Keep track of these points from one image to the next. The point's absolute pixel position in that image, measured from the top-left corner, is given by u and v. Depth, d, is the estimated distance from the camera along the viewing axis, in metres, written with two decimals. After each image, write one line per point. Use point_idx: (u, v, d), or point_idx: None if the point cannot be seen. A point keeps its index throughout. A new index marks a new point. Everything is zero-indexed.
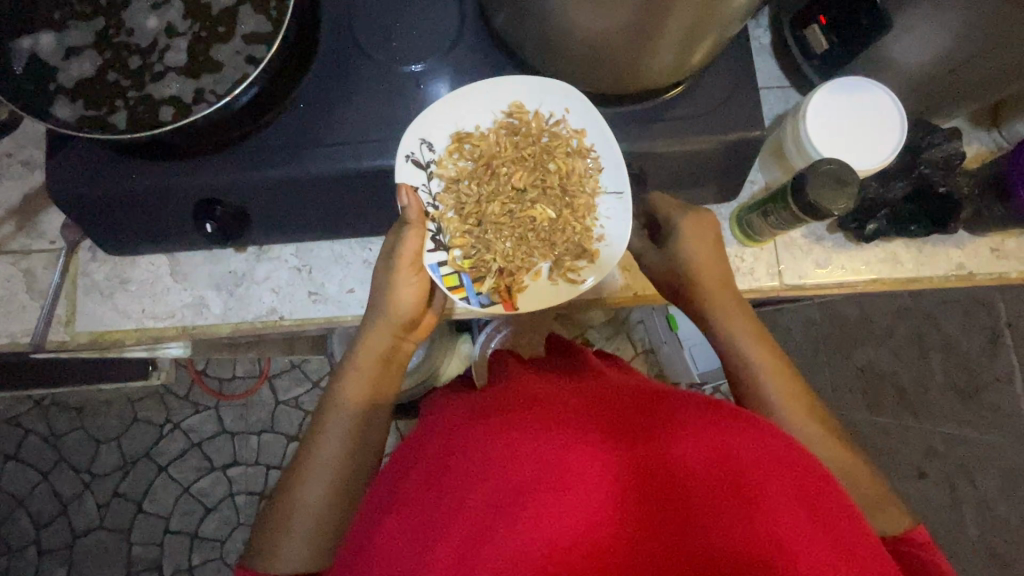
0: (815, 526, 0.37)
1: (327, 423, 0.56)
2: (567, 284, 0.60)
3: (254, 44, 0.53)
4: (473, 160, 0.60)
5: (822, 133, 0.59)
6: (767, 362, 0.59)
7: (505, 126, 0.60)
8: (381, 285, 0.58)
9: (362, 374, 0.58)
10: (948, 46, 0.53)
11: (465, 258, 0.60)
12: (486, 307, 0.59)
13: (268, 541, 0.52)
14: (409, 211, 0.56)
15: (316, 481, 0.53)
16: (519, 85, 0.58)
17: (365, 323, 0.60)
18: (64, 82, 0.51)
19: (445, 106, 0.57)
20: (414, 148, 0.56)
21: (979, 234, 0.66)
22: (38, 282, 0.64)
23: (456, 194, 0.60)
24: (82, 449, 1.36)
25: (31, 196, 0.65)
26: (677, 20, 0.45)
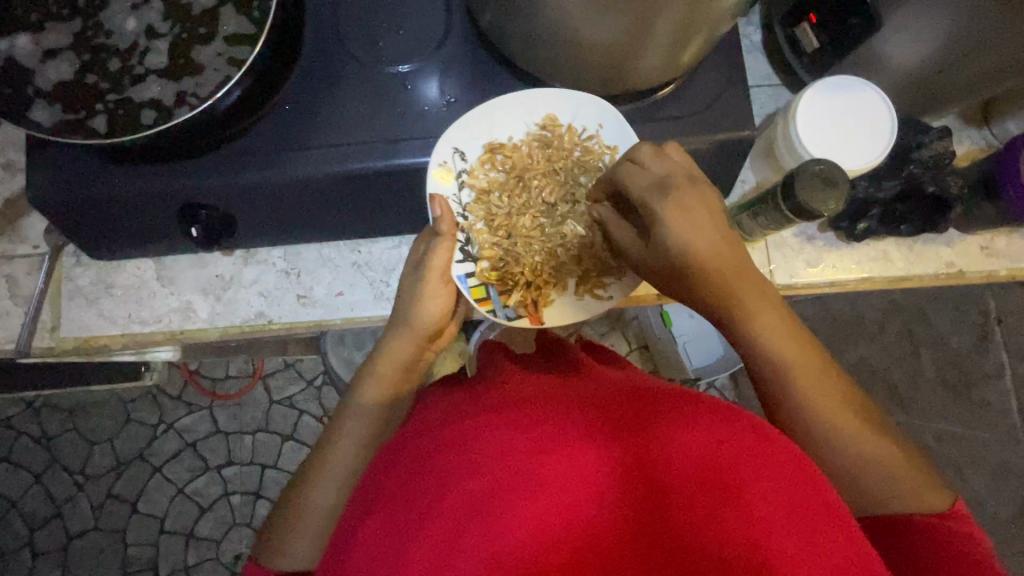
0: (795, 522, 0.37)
1: (344, 425, 0.55)
2: (592, 300, 0.60)
3: (237, 46, 0.52)
4: (504, 171, 0.61)
5: (812, 132, 0.58)
6: (791, 355, 0.49)
7: (539, 138, 0.60)
8: (409, 292, 0.58)
9: (384, 379, 0.57)
10: (938, 45, 0.52)
11: (493, 270, 0.60)
12: (512, 321, 0.59)
13: (278, 538, 0.51)
14: (441, 223, 0.56)
15: (328, 483, 0.53)
16: (554, 99, 0.59)
17: (390, 328, 0.58)
18: (42, 85, 0.50)
19: (479, 117, 0.58)
20: (447, 157, 0.57)
21: (970, 232, 0.66)
22: (22, 288, 0.63)
23: (485, 205, 0.61)
24: (75, 451, 1.35)
25: (12, 201, 0.64)
26: (666, 21, 0.45)
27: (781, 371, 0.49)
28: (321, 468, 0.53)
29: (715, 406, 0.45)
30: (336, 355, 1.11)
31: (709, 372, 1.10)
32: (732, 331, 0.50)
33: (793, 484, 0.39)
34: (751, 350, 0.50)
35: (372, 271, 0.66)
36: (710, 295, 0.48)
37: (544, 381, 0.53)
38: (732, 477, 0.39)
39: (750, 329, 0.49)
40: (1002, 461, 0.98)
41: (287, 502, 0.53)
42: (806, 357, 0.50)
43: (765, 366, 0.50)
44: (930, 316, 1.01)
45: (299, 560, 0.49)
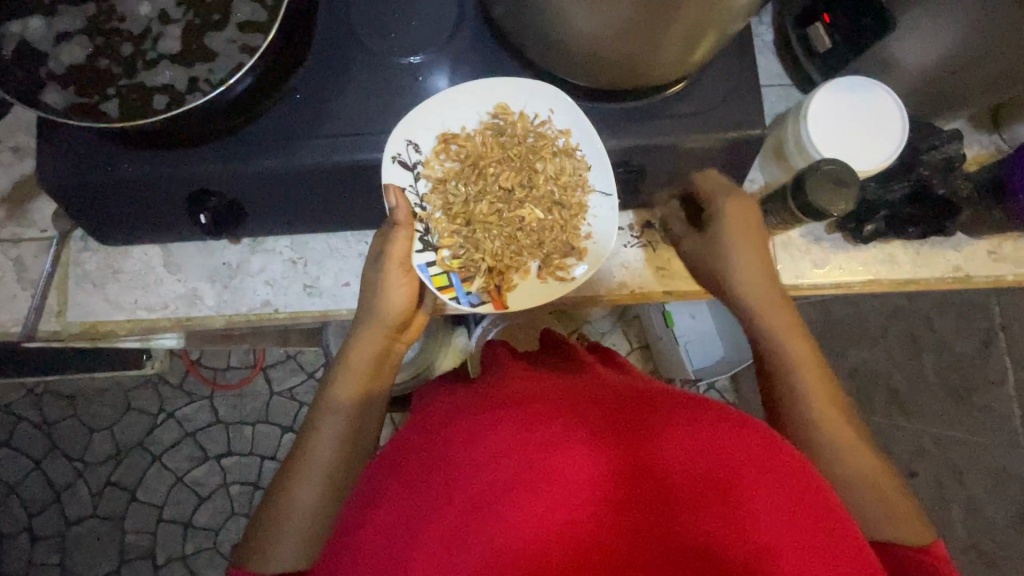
0: (799, 527, 0.37)
1: (319, 425, 0.54)
2: (557, 283, 0.59)
3: (250, 33, 0.52)
4: (459, 161, 0.60)
5: (824, 133, 0.58)
6: (800, 352, 0.56)
7: (492, 127, 0.59)
8: (372, 284, 0.57)
9: (355, 376, 0.56)
10: (952, 47, 0.52)
11: (454, 259, 0.59)
12: (477, 306, 0.59)
13: (262, 538, 0.51)
14: (397, 212, 0.55)
15: (309, 484, 0.52)
16: (502, 86, 0.58)
17: (357, 323, 0.57)
18: (55, 68, 0.50)
19: (431, 106, 0.57)
20: (399, 149, 0.56)
21: (977, 237, 0.66)
22: (29, 271, 0.63)
23: (442, 194, 0.59)
24: (75, 437, 1.36)
25: (21, 183, 0.64)
26: (681, 17, 0.45)
27: (784, 364, 0.56)
28: (301, 469, 0.53)
29: (713, 408, 0.46)
30: (338, 348, 1.10)
31: (710, 373, 1.11)
32: (751, 325, 0.58)
33: (793, 490, 0.39)
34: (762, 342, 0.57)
35: None
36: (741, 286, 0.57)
37: (538, 380, 0.53)
38: (730, 476, 0.39)
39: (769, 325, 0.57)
40: None
41: (272, 502, 0.52)
42: (813, 359, 0.56)
43: (775, 357, 0.57)
44: (934, 321, 1.01)
45: (286, 559, 0.50)
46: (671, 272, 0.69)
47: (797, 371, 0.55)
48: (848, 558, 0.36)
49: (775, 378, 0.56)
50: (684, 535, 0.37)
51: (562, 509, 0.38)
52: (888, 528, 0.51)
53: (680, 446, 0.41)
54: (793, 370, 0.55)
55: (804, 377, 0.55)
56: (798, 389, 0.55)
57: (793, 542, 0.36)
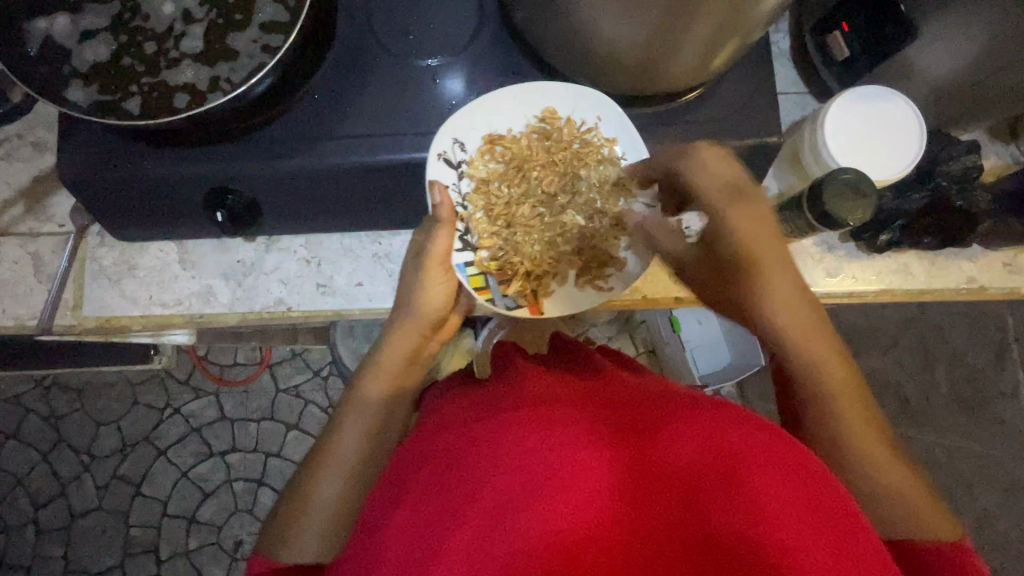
0: (819, 528, 0.37)
1: (346, 419, 0.53)
2: (594, 292, 0.61)
3: (272, 33, 0.52)
4: (503, 162, 0.61)
5: (841, 142, 0.58)
6: (835, 370, 0.49)
7: (537, 130, 0.60)
8: (412, 282, 0.57)
9: (388, 372, 0.55)
10: (973, 57, 0.52)
11: (492, 259, 0.60)
12: (512, 309, 0.60)
13: (285, 532, 0.49)
14: (440, 209, 0.56)
15: (332, 478, 0.51)
16: (553, 91, 0.59)
17: (394, 319, 0.57)
18: (79, 65, 0.51)
19: (479, 108, 0.58)
20: (447, 147, 0.57)
21: (993, 248, 0.66)
22: (46, 266, 0.64)
23: (485, 196, 0.60)
24: (83, 431, 1.37)
25: (40, 178, 0.65)
26: (702, 24, 0.45)
27: (822, 390, 0.49)
28: (325, 462, 0.52)
29: (723, 407, 0.46)
30: (345, 347, 1.11)
31: (717, 380, 1.10)
32: (783, 341, 0.49)
33: (812, 491, 0.39)
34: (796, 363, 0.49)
35: (391, 262, 0.67)
36: (771, 303, 0.48)
37: (549, 381, 0.53)
38: (743, 478, 0.39)
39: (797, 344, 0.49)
40: None
41: (292, 494, 0.52)
42: (848, 379, 0.49)
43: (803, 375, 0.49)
44: (945, 332, 1.01)
45: (311, 553, 0.48)
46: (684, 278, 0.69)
47: (832, 396, 0.48)
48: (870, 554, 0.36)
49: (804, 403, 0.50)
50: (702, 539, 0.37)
51: (581, 508, 0.38)
52: (908, 522, 0.47)
53: (693, 447, 0.41)
54: (830, 399, 0.48)
55: (837, 400, 0.48)
56: (833, 416, 0.48)
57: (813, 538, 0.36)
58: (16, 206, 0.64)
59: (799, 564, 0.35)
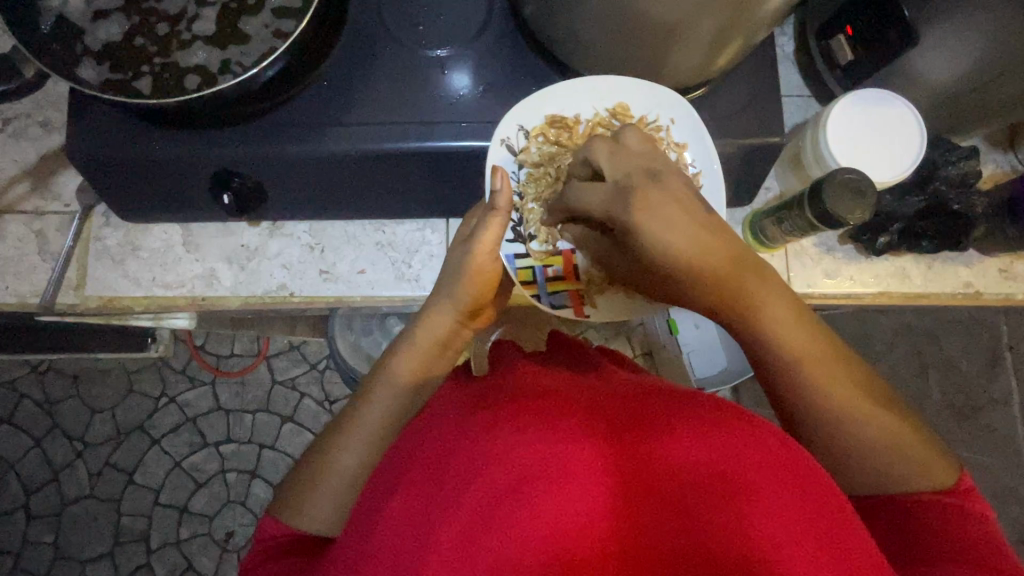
0: (812, 530, 0.37)
1: (374, 394, 0.54)
2: (644, 300, 0.59)
3: (284, 19, 0.53)
4: (557, 144, 0.60)
5: (845, 145, 0.59)
6: (797, 340, 0.47)
7: (605, 123, 0.59)
8: (456, 267, 0.57)
9: (419, 354, 0.56)
10: (972, 63, 0.53)
11: (545, 254, 0.61)
12: (556, 308, 0.61)
13: (298, 495, 0.50)
14: (499, 197, 0.54)
15: (353, 451, 0.52)
16: (628, 87, 0.58)
17: (432, 300, 0.58)
18: (92, 45, 0.51)
19: (547, 97, 0.58)
20: (510, 134, 0.57)
21: (989, 254, 0.67)
22: (50, 244, 0.64)
23: (538, 183, 0.60)
24: (78, 416, 1.36)
25: (47, 158, 0.65)
26: (709, 23, 0.46)
27: (788, 362, 0.47)
28: (348, 433, 0.52)
29: (723, 405, 0.46)
30: (343, 340, 1.10)
31: (713, 382, 1.11)
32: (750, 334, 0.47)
33: (807, 493, 0.39)
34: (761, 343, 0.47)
35: (395, 251, 0.67)
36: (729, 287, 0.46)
37: (546, 375, 0.53)
38: (740, 479, 0.39)
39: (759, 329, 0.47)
40: (1003, 487, 0.98)
41: (310, 462, 0.53)
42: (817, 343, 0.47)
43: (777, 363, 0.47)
44: (940, 340, 1.02)
45: (318, 521, 0.49)
46: None
47: (800, 368, 0.47)
48: (858, 558, 0.37)
49: (773, 376, 0.48)
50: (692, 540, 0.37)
51: (577, 506, 0.38)
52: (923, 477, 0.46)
53: (691, 445, 0.41)
54: (794, 365, 0.47)
55: (807, 367, 0.47)
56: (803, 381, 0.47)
57: (804, 539, 0.37)
58: (22, 185, 0.65)
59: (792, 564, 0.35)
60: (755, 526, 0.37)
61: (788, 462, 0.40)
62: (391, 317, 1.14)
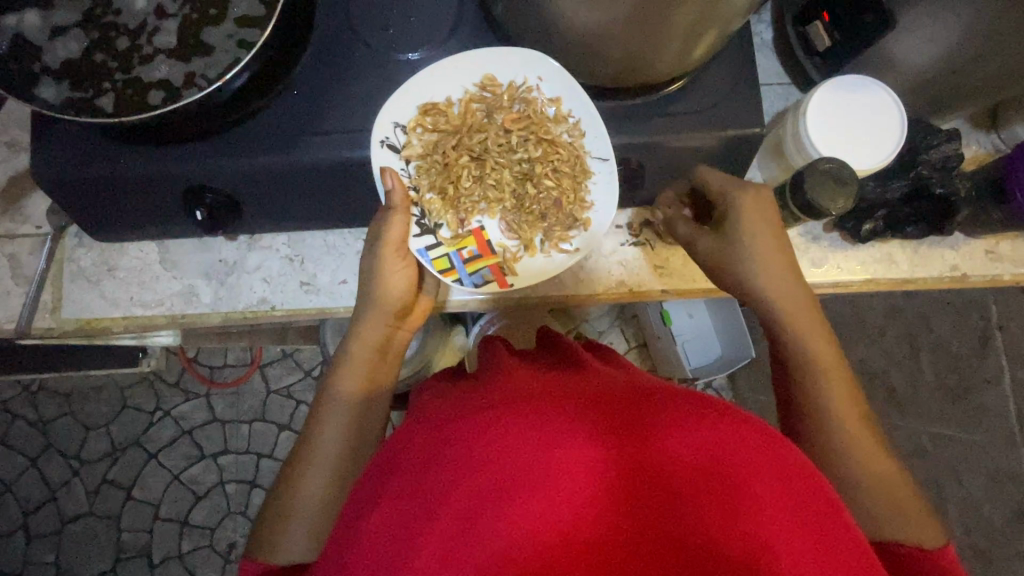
0: (800, 527, 0.37)
1: (324, 418, 0.54)
2: (559, 254, 0.61)
3: (248, 28, 0.51)
4: (438, 132, 0.59)
5: (823, 133, 0.58)
6: (830, 363, 0.55)
7: (479, 99, 0.59)
8: (369, 272, 0.56)
9: (355, 367, 0.56)
10: (954, 44, 0.52)
11: (453, 237, 0.60)
12: (481, 288, 0.60)
13: (270, 529, 0.51)
14: (393, 195, 0.54)
15: (317, 477, 0.52)
16: (490, 57, 0.57)
17: (358, 311, 0.57)
18: (50, 63, 0.50)
19: (417, 85, 0.57)
20: (388, 133, 0.56)
21: (974, 236, 0.66)
22: (23, 268, 0.63)
23: (429, 173, 0.59)
24: (71, 435, 1.35)
25: (15, 180, 0.64)
26: (682, 16, 0.45)
27: (812, 375, 0.55)
28: (308, 461, 0.52)
29: (710, 401, 0.45)
30: (335, 347, 1.10)
31: (708, 372, 1.11)
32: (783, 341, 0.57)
33: (793, 488, 0.39)
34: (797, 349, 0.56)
35: None
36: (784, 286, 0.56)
37: (525, 374, 0.53)
38: (731, 478, 0.38)
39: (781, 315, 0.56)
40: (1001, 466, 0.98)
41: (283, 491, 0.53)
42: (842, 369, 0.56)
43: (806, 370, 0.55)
44: (931, 321, 1.02)
45: (292, 551, 0.50)
46: (669, 271, 0.68)
47: (827, 382, 0.55)
48: (846, 556, 0.37)
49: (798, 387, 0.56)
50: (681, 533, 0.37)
51: (564, 506, 0.38)
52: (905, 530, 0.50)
53: (680, 441, 0.40)
54: (824, 380, 0.55)
55: (833, 386, 0.55)
56: (821, 393, 0.55)
57: (793, 532, 0.37)
58: None
59: (780, 564, 0.35)
60: (743, 520, 0.37)
61: (775, 455, 0.41)
62: None
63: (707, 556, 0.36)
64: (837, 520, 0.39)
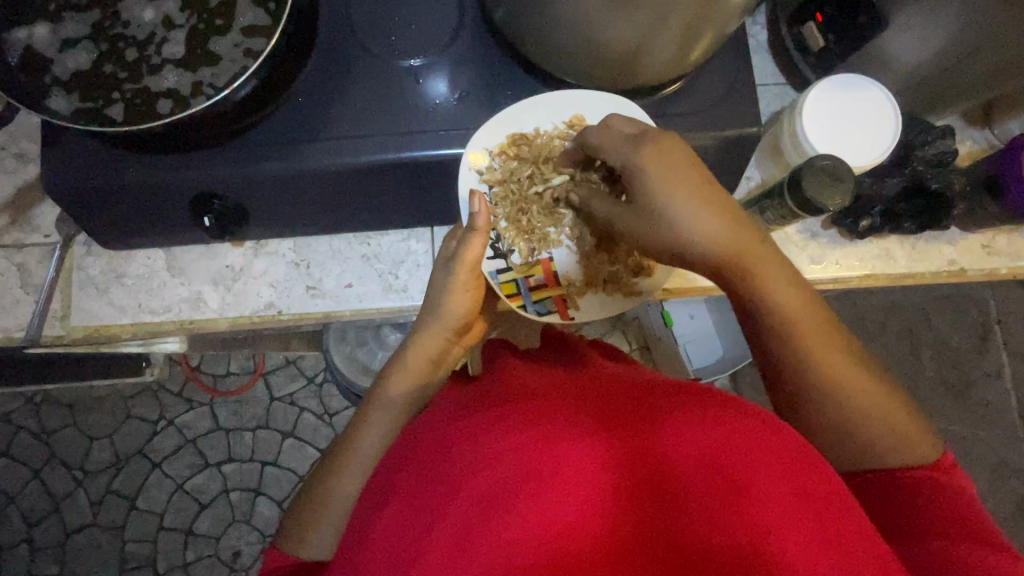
0: (805, 520, 0.37)
1: (369, 420, 0.54)
2: (621, 299, 0.60)
3: (253, 37, 0.52)
4: (520, 160, 0.59)
5: (820, 132, 0.59)
6: (833, 359, 0.47)
7: (565, 136, 0.59)
8: (439, 290, 0.56)
9: (411, 376, 0.56)
10: (945, 41, 0.53)
11: (522, 264, 0.60)
12: (543, 316, 0.59)
13: (299, 525, 0.52)
14: (478, 218, 0.54)
15: (352, 477, 0.53)
16: (586, 101, 0.59)
17: (419, 322, 0.57)
18: (60, 74, 0.51)
19: (507, 116, 0.58)
20: (479, 156, 0.57)
21: (971, 231, 0.67)
22: (32, 276, 0.63)
23: (505, 202, 0.60)
24: (76, 445, 1.35)
25: (24, 190, 0.64)
26: (679, 18, 0.46)
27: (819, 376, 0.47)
28: (345, 460, 0.53)
29: (714, 398, 0.45)
30: (338, 352, 1.11)
31: (711, 371, 1.11)
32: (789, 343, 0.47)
33: (797, 480, 0.39)
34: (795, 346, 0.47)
35: (381, 262, 0.67)
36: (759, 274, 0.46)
37: (543, 375, 0.53)
38: (735, 473, 0.38)
39: (785, 320, 0.47)
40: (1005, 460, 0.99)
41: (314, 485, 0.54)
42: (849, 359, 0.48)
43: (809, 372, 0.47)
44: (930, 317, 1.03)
45: (321, 549, 0.51)
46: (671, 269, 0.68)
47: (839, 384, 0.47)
48: (853, 547, 0.37)
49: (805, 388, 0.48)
50: (689, 533, 0.37)
51: (572, 503, 0.38)
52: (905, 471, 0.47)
53: (681, 438, 0.40)
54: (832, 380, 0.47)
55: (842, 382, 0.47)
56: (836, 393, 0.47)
57: (805, 537, 0.36)
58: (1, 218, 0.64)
59: (785, 556, 0.35)
60: (755, 522, 0.36)
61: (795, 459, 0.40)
62: (387, 326, 1.14)
63: (715, 556, 0.35)
64: (855, 531, 0.38)
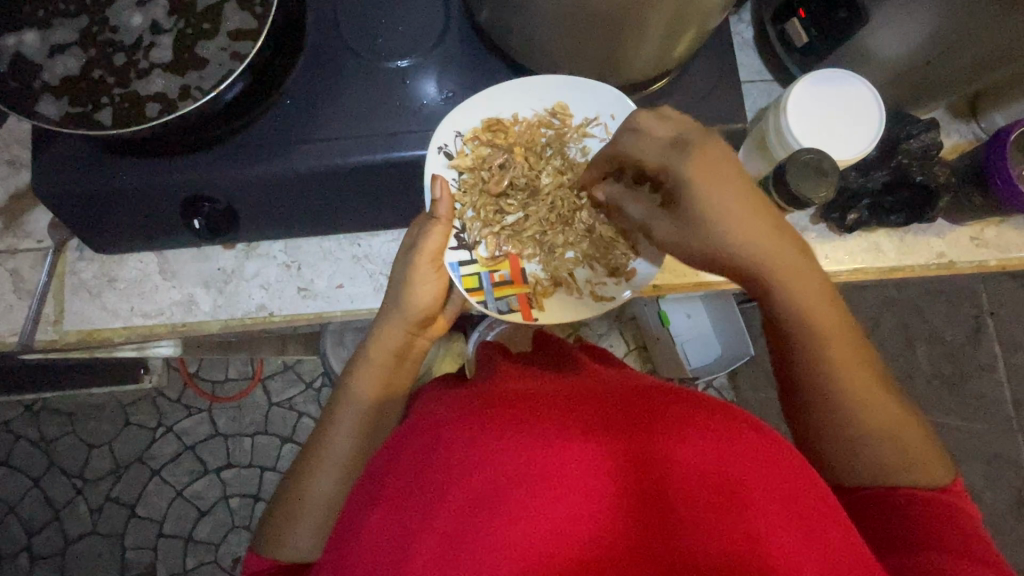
0: (791, 522, 0.38)
1: (337, 417, 0.56)
2: (594, 299, 0.60)
3: (240, 41, 0.53)
4: (494, 146, 0.60)
5: (799, 123, 0.59)
6: (848, 364, 0.48)
7: (546, 123, 0.60)
8: (397, 282, 0.57)
9: (376, 370, 0.57)
10: (926, 35, 0.53)
11: (486, 260, 0.60)
12: (505, 313, 0.58)
13: (276, 527, 0.53)
14: (439, 205, 0.55)
15: (326, 478, 0.54)
16: (568, 86, 0.58)
17: (382, 316, 0.58)
18: (49, 80, 0.51)
19: (483, 102, 0.58)
20: (448, 140, 0.57)
21: (959, 223, 0.68)
22: (25, 281, 0.64)
23: (473, 189, 0.60)
24: (74, 453, 1.35)
25: (17, 196, 0.65)
26: (659, 15, 0.47)
27: (837, 395, 0.48)
28: (319, 461, 0.55)
29: (705, 403, 0.46)
30: (337, 356, 1.12)
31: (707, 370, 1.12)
32: (817, 356, 0.48)
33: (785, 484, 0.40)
34: (816, 345, 0.48)
35: (371, 263, 0.67)
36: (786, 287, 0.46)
37: (533, 379, 0.53)
38: (725, 477, 0.39)
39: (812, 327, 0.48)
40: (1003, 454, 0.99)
41: (293, 488, 0.55)
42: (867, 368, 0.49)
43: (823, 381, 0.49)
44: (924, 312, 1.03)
45: (299, 550, 0.52)
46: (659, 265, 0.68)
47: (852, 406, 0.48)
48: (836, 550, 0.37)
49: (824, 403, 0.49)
50: (682, 537, 0.36)
51: (565, 506, 0.38)
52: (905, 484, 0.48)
53: (675, 442, 0.41)
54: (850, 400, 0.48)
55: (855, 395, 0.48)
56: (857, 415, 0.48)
57: (794, 545, 0.36)
58: None
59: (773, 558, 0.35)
60: (744, 528, 0.36)
61: (783, 466, 0.41)
62: None
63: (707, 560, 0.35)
64: (842, 541, 0.38)
